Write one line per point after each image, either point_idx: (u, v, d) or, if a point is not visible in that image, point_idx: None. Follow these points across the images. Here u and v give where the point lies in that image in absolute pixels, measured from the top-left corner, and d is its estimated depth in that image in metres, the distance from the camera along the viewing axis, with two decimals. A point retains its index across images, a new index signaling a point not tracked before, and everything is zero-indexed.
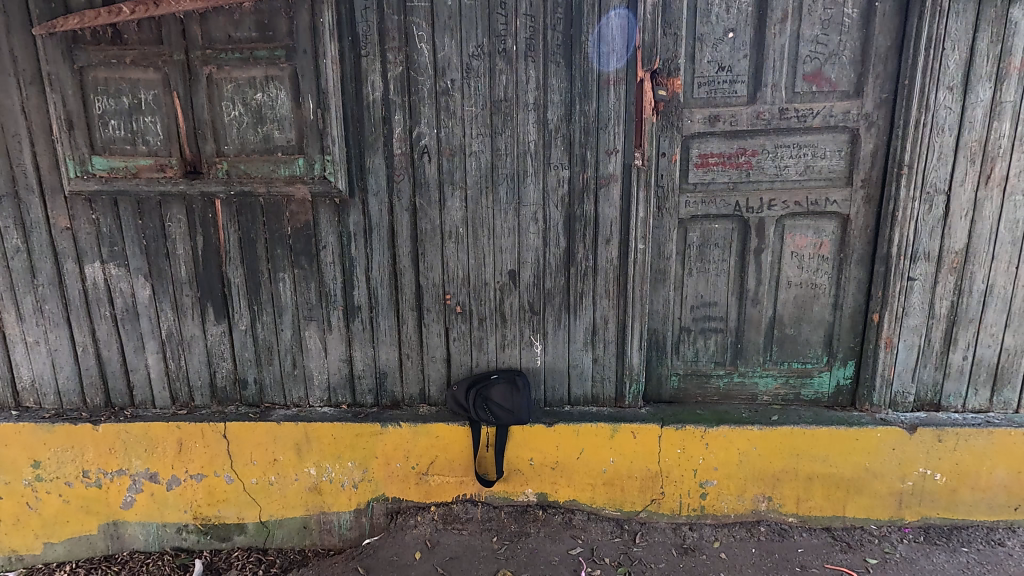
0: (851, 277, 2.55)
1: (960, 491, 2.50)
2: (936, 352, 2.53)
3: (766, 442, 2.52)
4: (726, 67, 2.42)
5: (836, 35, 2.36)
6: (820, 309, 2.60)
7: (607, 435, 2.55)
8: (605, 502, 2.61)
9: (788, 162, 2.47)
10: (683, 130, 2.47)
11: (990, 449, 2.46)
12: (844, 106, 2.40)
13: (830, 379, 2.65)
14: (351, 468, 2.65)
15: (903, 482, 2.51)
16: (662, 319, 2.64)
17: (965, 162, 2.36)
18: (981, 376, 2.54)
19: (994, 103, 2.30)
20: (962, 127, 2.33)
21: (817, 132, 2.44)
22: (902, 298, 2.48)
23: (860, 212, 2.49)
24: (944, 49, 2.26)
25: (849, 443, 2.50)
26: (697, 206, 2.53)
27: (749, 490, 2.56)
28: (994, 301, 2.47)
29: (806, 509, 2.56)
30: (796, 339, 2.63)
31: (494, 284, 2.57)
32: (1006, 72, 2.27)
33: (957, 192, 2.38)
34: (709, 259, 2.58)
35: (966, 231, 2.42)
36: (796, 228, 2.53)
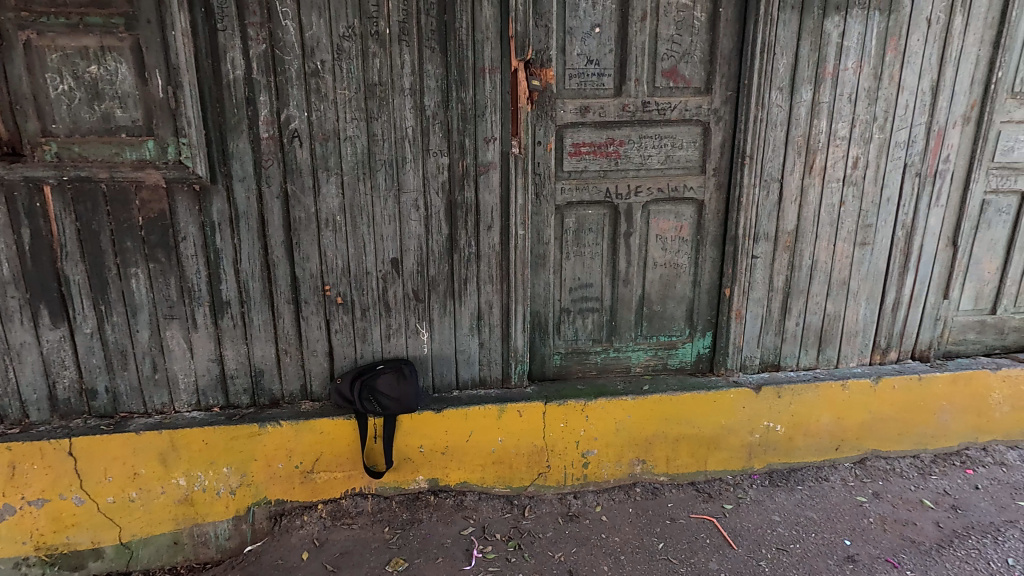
0: (706, 257, 2.83)
1: (796, 438, 2.90)
2: (776, 320, 2.91)
3: (639, 410, 2.74)
4: (594, 61, 2.55)
5: (688, 36, 2.58)
6: (682, 286, 2.86)
7: (495, 416, 2.63)
8: (496, 480, 2.69)
9: (651, 152, 2.67)
10: (557, 120, 2.58)
11: (817, 401, 2.88)
12: (696, 102, 2.64)
13: (692, 349, 2.94)
14: (227, 474, 2.48)
15: (752, 435, 2.86)
16: (543, 301, 2.76)
17: (793, 154, 2.71)
18: (810, 338, 2.96)
19: (814, 103, 2.66)
20: (791, 123, 2.67)
21: (674, 125, 2.66)
22: (748, 274, 2.81)
23: (712, 198, 2.77)
24: (775, 54, 2.57)
25: (708, 405, 2.79)
26: (571, 193, 2.66)
27: (625, 455, 2.77)
28: (818, 274, 2.88)
29: (675, 468, 2.83)
30: (662, 315, 2.88)
31: (376, 273, 2.52)
32: (822, 76, 2.64)
33: (788, 180, 2.74)
34: (584, 243, 2.74)
35: (795, 214, 2.79)
36: (659, 213, 2.76)
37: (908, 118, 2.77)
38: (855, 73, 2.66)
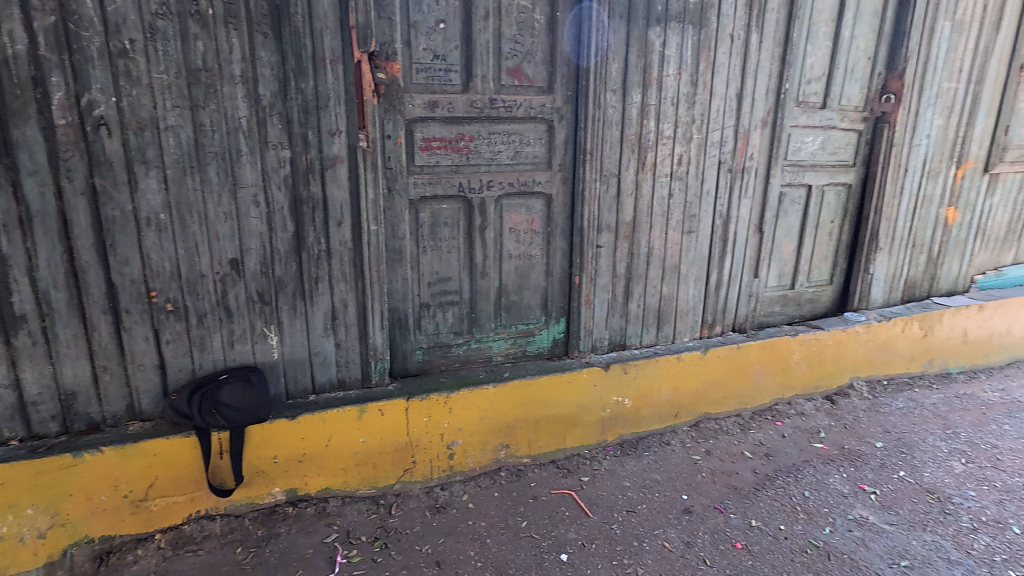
0: (557, 248, 3.01)
1: (642, 409, 3.20)
2: (620, 303, 3.18)
3: (500, 397, 2.83)
4: (440, 56, 2.57)
5: (529, 37, 2.70)
6: (536, 276, 3.01)
7: (355, 417, 2.56)
8: (360, 482, 2.64)
9: (500, 148, 2.76)
10: (406, 114, 2.56)
11: (657, 373, 3.20)
12: (540, 101, 2.78)
13: (548, 335, 3.11)
14: (34, 516, 2.14)
15: (604, 410, 3.10)
16: (401, 297, 2.73)
17: (628, 152, 2.97)
18: (650, 318, 3.28)
19: (643, 105, 2.94)
20: (624, 123, 2.92)
21: (521, 122, 2.78)
22: (594, 262, 3.03)
23: (559, 192, 2.94)
24: (607, 58, 2.79)
25: (564, 386, 2.98)
26: (425, 187, 2.66)
27: (489, 442, 2.86)
28: (654, 261, 3.20)
29: (536, 448, 2.98)
30: (519, 304, 3.00)
31: (213, 275, 2.32)
32: (648, 81, 2.91)
33: (625, 175, 2.99)
34: (440, 237, 2.75)
35: (632, 206, 3.06)
36: (511, 207, 2.86)
37: (719, 121, 3.16)
38: (676, 79, 2.98)
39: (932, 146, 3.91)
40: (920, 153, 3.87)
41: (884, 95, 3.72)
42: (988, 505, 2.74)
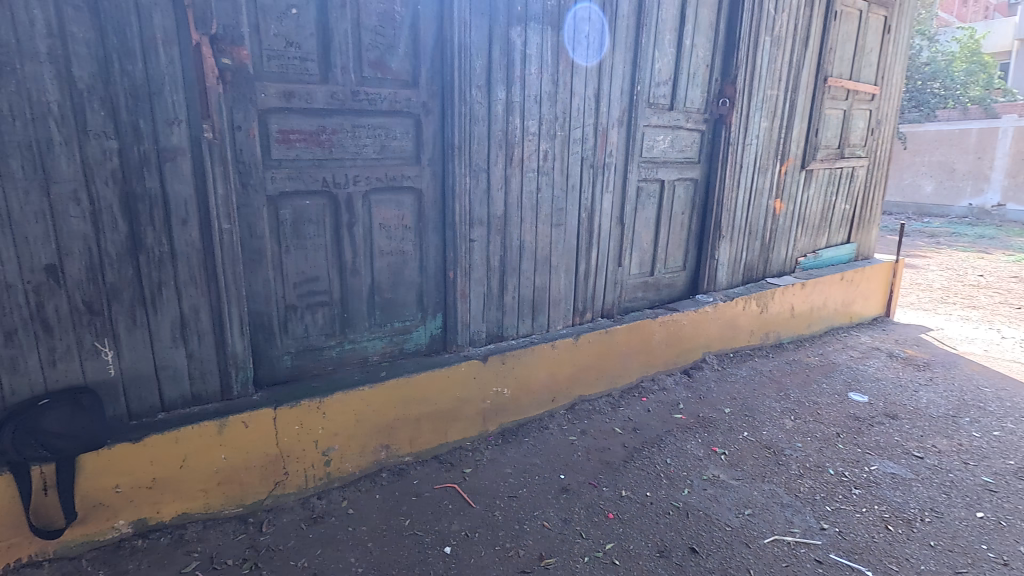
0: (430, 243, 2.99)
1: (521, 398, 3.31)
2: (496, 296, 3.25)
3: (378, 397, 2.76)
4: (294, 44, 2.43)
5: (390, 29, 2.66)
6: (410, 273, 2.97)
7: (215, 432, 2.35)
8: (225, 502, 2.44)
9: (366, 142, 2.68)
10: (258, 104, 2.38)
11: (534, 362, 3.32)
12: (405, 94, 2.74)
13: (426, 332, 3.09)
14: None
15: (484, 402, 3.16)
16: (263, 300, 2.55)
17: (496, 147, 3.03)
18: (525, 309, 3.39)
19: (508, 102, 3.02)
20: (491, 119, 2.98)
21: (386, 115, 2.72)
22: (468, 257, 3.06)
23: (429, 187, 2.92)
24: (471, 55, 2.83)
25: (443, 381, 2.98)
26: (284, 182, 2.51)
27: (368, 444, 2.79)
28: (526, 253, 3.30)
29: (418, 446, 2.96)
30: (394, 302, 2.95)
31: (24, 285, 2.00)
32: (512, 79, 3.00)
33: (494, 170, 3.05)
34: (305, 235, 2.61)
35: (503, 200, 3.13)
36: (381, 202, 2.79)
37: (580, 119, 3.35)
38: (538, 77, 3.10)
39: (760, 145, 4.46)
40: (751, 152, 4.40)
41: (720, 99, 4.17)
42: (811, 453, 3.20)
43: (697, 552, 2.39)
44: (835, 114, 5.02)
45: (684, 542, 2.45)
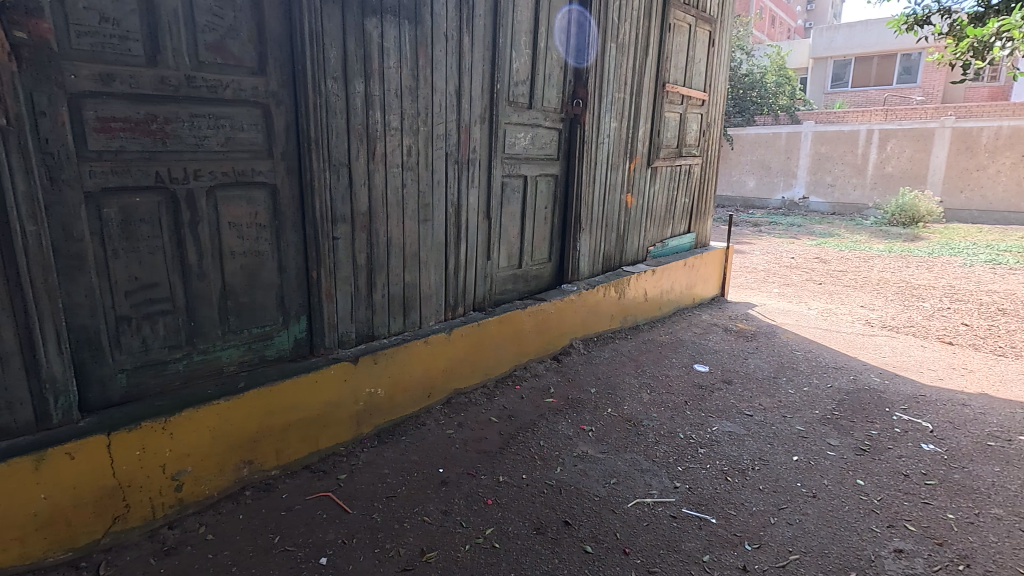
0: (289, 242, 2.82)
1: (395, 397, 3.25)
2: (364, 295, 3.15)
3: (237, 411, 2.56)
4: (111, 20, 2.15)
5: (230, 11, 2.46)
6: (268, 274, 2.78)
7: (30, 469, 2.01)
8: (48, 549, 2.10)
9: (207, 133, 2.45)
10: (68, 87, 2.07)
11: (407, 359, 3.28)
12: (251, 82, 2.55)
13: (289, 336, 2.91)
14: None
15: (356, 404, 3.06)
16: (87, 312, 2.23)
17: (356, 141, 2.94)
18: (395, 307, 3.34)
19: (366, 95, 2.94)
20: (349, 112, 2.88)
21: (230, 105, 2.51)
22: (331, 255, 2.94)
23: (285, 182, 2.75)
24: (324, 44, 2.71)
25: (311, 387, 2.83)
26: (106, 177, 2.21)
27: (227, 462, 2.57)
28: (394, 249, 3.25)
29: (286, 457, 2.79)
30: (251, 306, 2.74)
31: None
32: (370, 71, 2.93)
33: (355, 165, 2.96)
34: (137, 236, 2.33)
35: (366, 196, 3.04)
36: (229, 199, 2.57)
37: (442, 115, 3.36)
38: (397, 71, 3.06)
39: (611, 144, 4.82)
40: (603, 150, 4.75)
41: (574, 100, 4.43)
42: (665, 422, 3.55)
43: (570, 524, 2.55)
44: (673, 117, 5.59)
45: (558, 516, 2.60)
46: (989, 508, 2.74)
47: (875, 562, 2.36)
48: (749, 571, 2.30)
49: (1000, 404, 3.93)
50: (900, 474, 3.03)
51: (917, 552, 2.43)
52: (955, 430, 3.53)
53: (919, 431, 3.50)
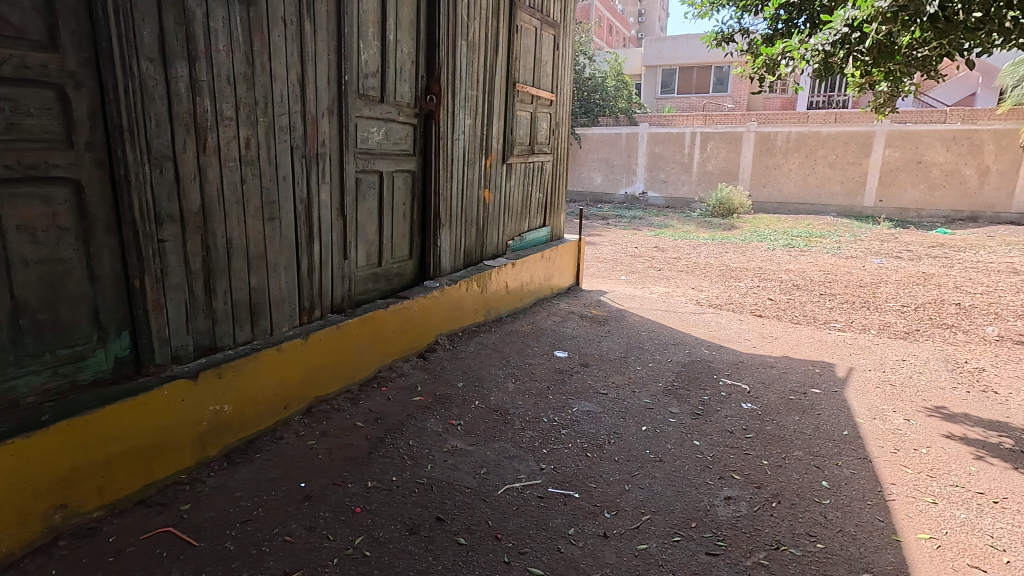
0: (102, 247, 2.42)
1: (246, 412, 2.98)
2: (202, 303, 2.84)
3: (41, 448, 2.16)
4: None
5: None
6: (75, 285, 2.38)
7: None
8: None
9: None
10: None
11: (257, 370, 3.02)
12: (40, 58, 2.16)
13: (108, 356, 2.52)
14: None
15: (199, 425, 2.75)
16: None
17: (182, 131, 2.63)
18: (241, 314, 3.06)
19: (192, 80, 2.64)
20: (171, 99, 2.57)
21: (11, 84, 2.10)
22: (158, 260, 2.60)
23: (92, 177, 2.36)
24: (135, 19, 2.38)
25: (141, 411, 2.49)
26: None
27: (32, 510, 2.16)
28: (235, 251, 2.97)
29: (112, 494, 2.42)
30: (55, 324, 2.33)
31: None
32: (195, 54, 2.64)
33: (182, 158, 2.64)
34: None
35: (199, 193, 2.74)
36: (16, 197, 2.15)
37: (285, 105, 3.14)
38: (228, 56, 2.79)
39: (467, 140, 4.88)
40: (459, 146, 4.78)
41: (428, 95, 4.40)
42: (529, 408, 3.71)
43: (443, 519, 2.55)
44: (524, 115, 5.81)
45: (431, 514, 2.58)
46: (792, 451, 3.29)
47: (710, 510, 2.71)
48: (608, 536, 2.50)
49: (797, 364, 4.72)
50: (727, 431, 3.50)
51: (742, 496, 2.83)
52: (766, 389, 4.16)
53: (740, 393, 4.07)
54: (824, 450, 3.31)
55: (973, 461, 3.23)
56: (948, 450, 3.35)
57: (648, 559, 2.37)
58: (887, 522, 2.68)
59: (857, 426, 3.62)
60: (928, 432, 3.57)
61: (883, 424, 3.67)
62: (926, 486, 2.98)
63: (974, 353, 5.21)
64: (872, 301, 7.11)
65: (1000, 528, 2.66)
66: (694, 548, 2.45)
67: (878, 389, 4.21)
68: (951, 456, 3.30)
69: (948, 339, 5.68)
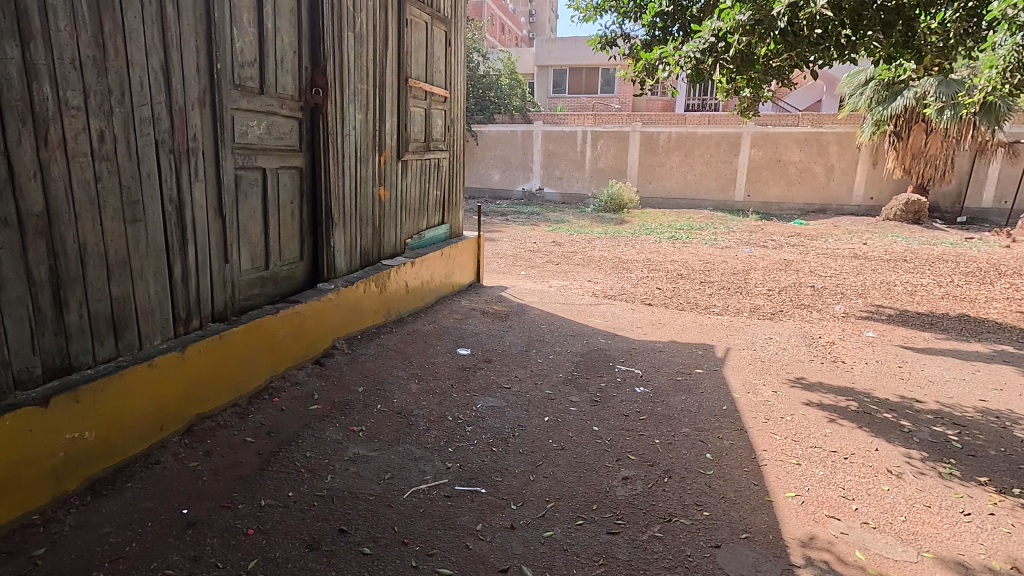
0: None
1: (112, 437, 2.67)
2: (50, 319, 2.50)
3: None
4: None
5: None
6: None
7: None
8: None
9: None
10: None
11: (124, 390, 2.71)
12: None
13: None
14: None
15: (52, 457, 2.41)
16: None
17: (14, 122, 2.29)
18: (101, 328, 2.72)
19: (25, 63, 2.31)
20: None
21: None
22: None
23: None
24: None
25: None
26: None
27: None
28: (91, 258, 2.64)
29: None
30: None
31: None
32: (28, 33, 2.31)
33: (16, 153, 2.31)
34: None
35: (40, 193, 2.41)
36: None
37: (146, 95, 2.83)
38: (71, 37, 2.46)
39: (358, 135, 4.70)
40: (350, 142, 4.60)
41: (313, 88, 4.18)
42: (434, 408, 3.67)
43: (346, 531, 2.45)
44: (418, 111, 5.71)
45: (333, 526, 2.47)
46: (680, 428, 3.55)
47: (610, 492, 2.85)
48: (516, 528, 2.55)
49: (683, 347, 5.09)
50: (623, 415, 3.70)
51: (638, 475, 3.01)
52: (656, 372, 4.46)
53: (633, 378, 4.32)
54: (707, 425, 3.61)
55: (828, 424, 3.68)
56: (808, 416, 3.80)
57: (553, 546, 2.45)
58: (761, 485, 2.98)
59: (734, 401, 3.99)
60: (792, 401, 4.02)
61: (755, 397, 4.08)
62: (791, 449, 3.35)
63: (826, 328, 5.94)
64: (744, 286, 7.86)
65: (850, 480, 3.06)
66: (596, 529, 2.56)
67: (750, 366, 4.67)
68: (810, 420, 3.74)
69: (806, 317, 6.43)
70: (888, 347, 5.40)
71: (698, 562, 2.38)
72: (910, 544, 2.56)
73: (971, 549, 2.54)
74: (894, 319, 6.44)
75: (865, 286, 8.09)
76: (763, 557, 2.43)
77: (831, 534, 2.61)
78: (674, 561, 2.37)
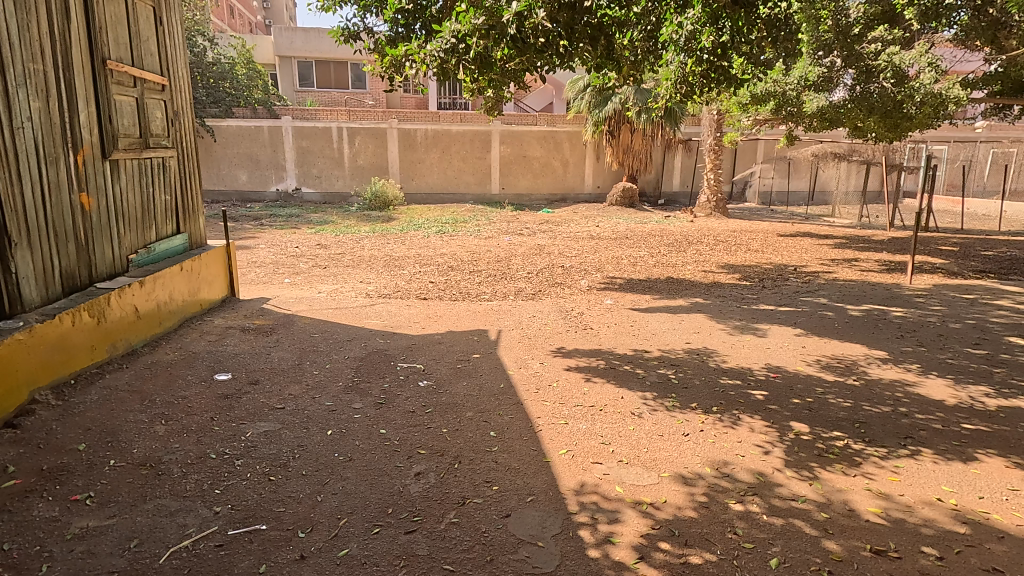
0: None
1: None
2: None
3: None
4: None
5: None
6: None
7: None
8: None
9: None
10: None
11: None
12: None
13: None
14: None
15: None
16: None
17: None
18: None
19: None
20: None
21: None
22: None
23: None
24: None
25: None
26: None
27: None
28: None
29: None
30: None
31: None
32: None
33: None
34: None
35: None
36: None
37: None
38: None
39: (37, 129, 3.69)
40: (25, 137, 3.58)
41: None
42: (190, 448, 3.14)
43: None
44: (126, 100, 4.72)
45: None
46: (465, 413, 3.70)
47: (403, 491, 2.82)
48: (307, 556, 2.35)
49: (460, 336, 5.31)
50: (409, 412, 3.70)
51: (429, 468, 3.04)
52: (437, 364, 4.56)
53: (417, 373, 4.36)
54: (489, 405, 3.84)
55: (585, 383, 4.26)
56: (571, 379, 4.32)
57: (351, 563, 2.32)
58: (539, 449, 3.29)
59: (510, 378, 4.32)
60: (555, 369, 4.53)
61: (527, 371, 4.47)
62: (559, 411, 3.78)
63: (576, 302, 6.82)
64: (508, 272, 8.53)
65: (605, 428, 3.58)
66: (394, 533, 2.52)
67: (520, 343, 5.12)
68: (572, 383, 4.27)
69: (561, 294, 7.30)
70: (623, 310, 6.48)
71: (492, 535, 2.52)
72: (653, 470, 3.12)
73: (691, 462, 3.21)
74: (625, 287, 7.74)
75: (602, 262, 9.53)
76: (546, 514, 2.69)
77: (596, 477, 3.02)
78: (471, 542, 2.47)
